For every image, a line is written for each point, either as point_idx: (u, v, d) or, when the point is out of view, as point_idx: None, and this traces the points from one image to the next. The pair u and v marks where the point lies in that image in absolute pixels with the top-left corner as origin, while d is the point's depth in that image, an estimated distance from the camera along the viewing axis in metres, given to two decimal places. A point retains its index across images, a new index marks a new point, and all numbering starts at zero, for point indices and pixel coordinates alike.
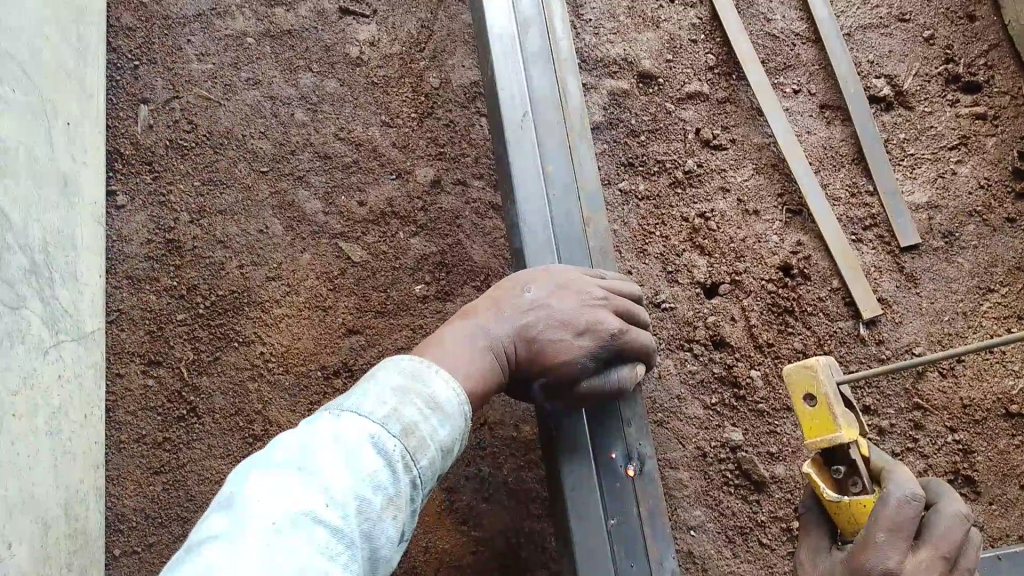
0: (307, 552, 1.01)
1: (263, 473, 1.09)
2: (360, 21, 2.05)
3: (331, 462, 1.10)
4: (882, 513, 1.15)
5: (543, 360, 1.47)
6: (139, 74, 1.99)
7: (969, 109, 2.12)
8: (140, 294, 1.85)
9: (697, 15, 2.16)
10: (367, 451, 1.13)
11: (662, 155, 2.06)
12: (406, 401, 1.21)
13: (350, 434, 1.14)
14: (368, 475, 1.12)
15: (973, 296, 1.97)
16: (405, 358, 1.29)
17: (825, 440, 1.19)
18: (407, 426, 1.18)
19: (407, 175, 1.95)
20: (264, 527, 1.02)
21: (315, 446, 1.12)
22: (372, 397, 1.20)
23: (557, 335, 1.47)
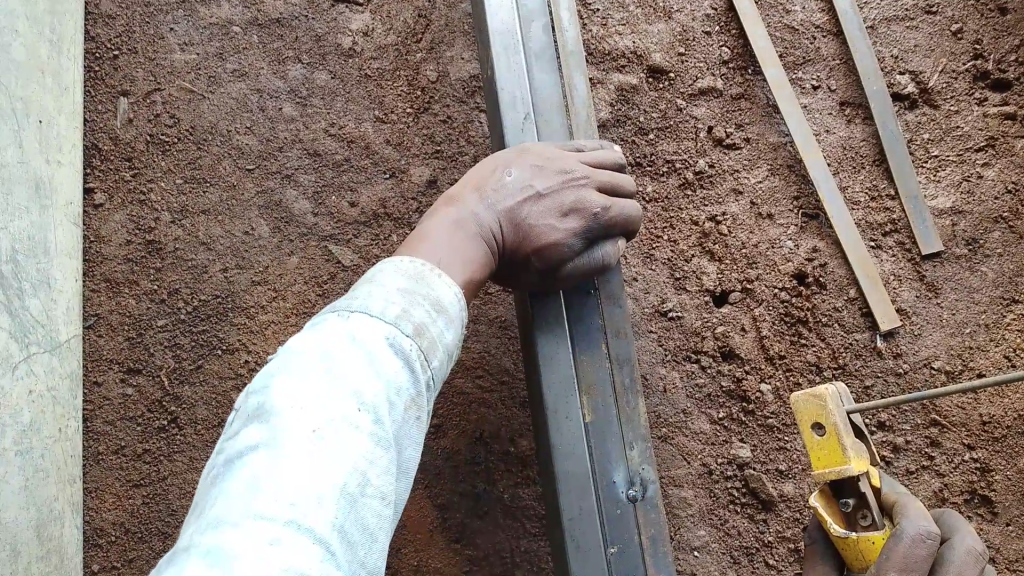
0: (349, 459, 0.97)
1: (284, 383, 1.01)
2: (354, 10, 1.94)
3: (355, 366, 1.03)
4: (893, 551, 1.06)
5: (535, 240, 1.47)
6: (119, 64, 1.88)
7: (997, 109, 2.00)
8: (119, 298, 1.76)
9: (711, 5, 2.04)
10: (386, 354, 1.06)
11: (671, 154, 1.96)
12: (414, 303, 1.13)
13: (366, 336, 1.06)
14: (392, 379, 1.06)
15: (997, 307, 1.86)
16: (406, 261, 1.20)
17: (834, 473, 1.10)
18: (420, 327, 1.12)
19: (402, 174, 1.85)
20: (299, 438, 0.96)
21: (332, 351, 1.04)
22: (378, 298, 1.12)
23: (543, 218, 1.47)
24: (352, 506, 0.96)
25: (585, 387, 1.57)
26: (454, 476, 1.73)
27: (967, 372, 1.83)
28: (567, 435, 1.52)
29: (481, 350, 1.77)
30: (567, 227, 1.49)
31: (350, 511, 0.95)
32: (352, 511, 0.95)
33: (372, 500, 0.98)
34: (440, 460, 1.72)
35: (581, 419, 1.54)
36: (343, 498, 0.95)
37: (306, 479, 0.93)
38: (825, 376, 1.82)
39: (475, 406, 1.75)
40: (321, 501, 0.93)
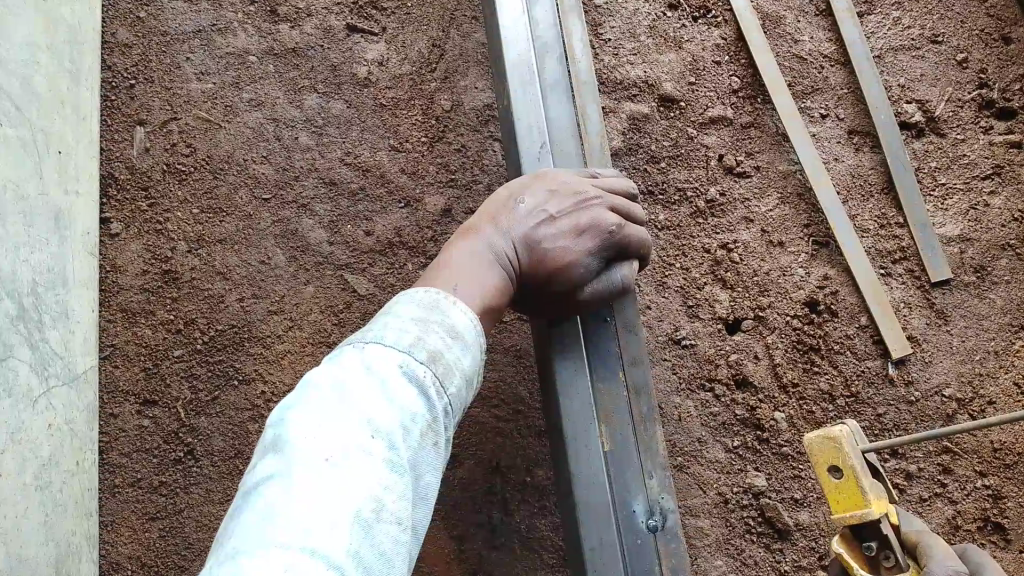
0: (364, 486, 0.98)
1: (301, 414, 1.04)
2: (369, 39, 1.96)
3: (368, 395, 1.05)
4: None
5: (549, 262, 1.46)
6: (135, 93, 1.90)
7: (1003, 137, 2.03)
8: (135, 328, 1.76)
9: (721, 35, 2.07)
10: (400, 381, 1.08)
11: (683, 182, 1.97)
12: (428, 331, 1.15)
13: (380, 365, 1.09)
14: (406, 405, 1.07)
15: (1006, 333, 1.88)
16: (421, 291, 1.22)
17: (854, 518, 1.08)
18: (434, 354, 1.13)
19: (416, 203, 1.85)
20: (313, 467, 0.98)
21: (347, 381, 1.07)
22: (392, 327, 1.14)
23: (557, 241, 1.47)
24: (367, 531, 0.96)
25: (603, 416, 1.57)
26: (471, 506, 1.74)
27: (977, 400, 1.84)
28: (587, 467, 1.53)
29: (497, 379, 1.79)
30: (581, 249, 1.48)
31: (365, 537, 0.96)
32: (366, 537, 0.96)
33: (387, 526, 0.99)
34: (458, 490, 1.73)
35: (601, 450, 1.55)
36: (358, 524, 0.95)
37: (319, 507, 0.94)
38: (838, 405, 1.83)
39: (491, 435, 1.76)
40: (334, 527, 0.94)
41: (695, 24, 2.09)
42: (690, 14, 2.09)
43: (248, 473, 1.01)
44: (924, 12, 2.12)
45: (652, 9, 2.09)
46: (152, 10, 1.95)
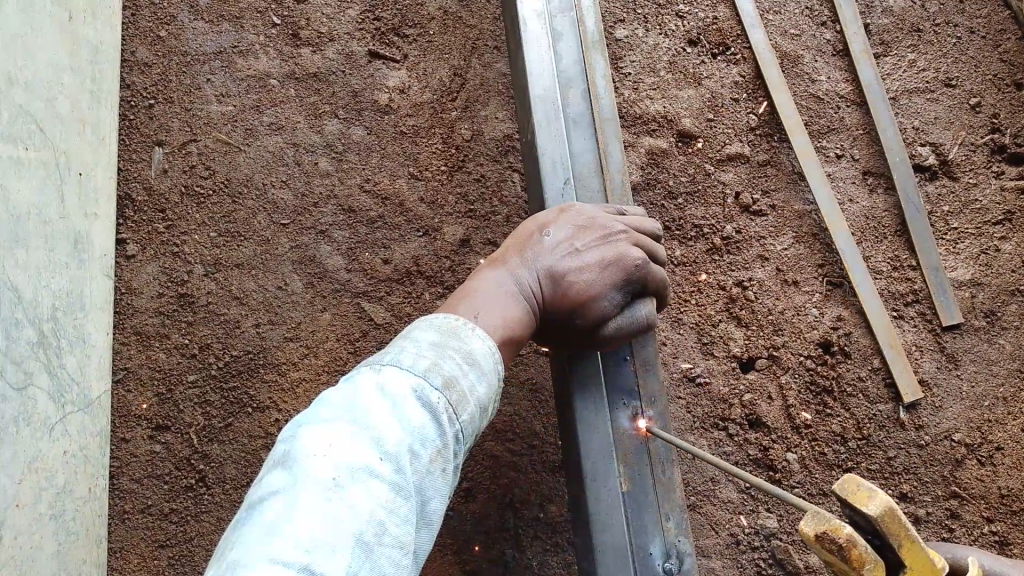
0: (367, 507, 0.96)
1: (311, 430, 1.01)
2: (391, 66, 1.96)
3: (382, 417, 1.03)
4: None
5: (574, 295, 1.45)
6: (154, 113, 1.87)
7: (1015, 182, 2.05)
8: (149, 352, 1.74)
9: (740, 73, 2.10)
10: (413, 405, 1.05)
11: (699, 219, 1.98)
12: (444, 356, 1.12)
13: (394, 387, 1.06)
14: (417, 428, 1.04)
15: (1014, 378, 1.89)
16: (441, 318, 1.20)
17: None
18: (449, 380, 1.10)
19: (435, 233, 1.85)
20: (320, 485, 0.95)
21: (360, 401, 1.04)
22: (408, 352, 1.11)
23: (583, 274, 1.46)
24: (369, 555, 0.94)
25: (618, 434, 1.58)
26: (483, 540, 1.73)
27: (985, 445, 1.85)
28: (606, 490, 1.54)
29: (511, 412, 1.79)
30: (604, 280, 1.47)
31: (365, 563, 0.93)
32: (368, 560, 0.93)
33: (389, 551, 0.96)
34: (471, 524, 1.72)
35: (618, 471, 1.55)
36: (358, 548, 0.93)
37: (321, 528, 0.92)
38: (850, 447, 1.84)
39: (504, 469, 1.75)
40: (335, 549, 0.91)
41: (715, 61, 2.10)
42: (710, 50, 2.11)
43: (256, 486, 0.99)
44: (939, 56, 2.15)
45: (673, 45, 2.11)
46: (173, 29, 1.93)
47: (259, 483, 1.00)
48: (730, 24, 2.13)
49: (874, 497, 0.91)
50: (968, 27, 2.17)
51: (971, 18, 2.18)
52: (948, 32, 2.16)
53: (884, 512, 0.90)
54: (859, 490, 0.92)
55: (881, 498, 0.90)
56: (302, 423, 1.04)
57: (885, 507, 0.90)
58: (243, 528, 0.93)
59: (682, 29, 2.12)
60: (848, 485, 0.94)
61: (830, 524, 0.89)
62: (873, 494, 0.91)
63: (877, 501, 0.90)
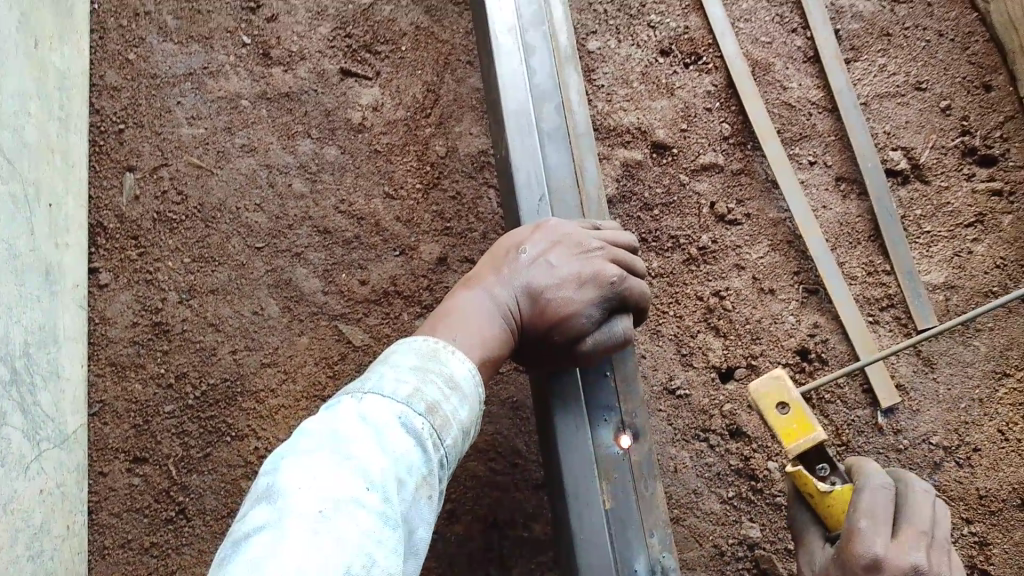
0: (356, 538, 0.94)
1: (295, 462, 1.00)
2: (363, 83, 1.95)
3: (366, 446, 1.02)
4: (858, 501, 1.21)
5: (553, 315, 1.46)
6: (124, 138, 1.85)
7: (986, 185, 2.07)
8: (125, 384, 1.72)
9: (712, 82, 2.10)
10: (397, 432, 1.04)
11: (676, 230, 1.99)
12: (426, 381, 1.11)
13: (377, 414, 1.05)
14: (402, 455, 1.03)
15: (990, 380, 1.90)
16: (420, 340, 1.19)
17: (807, 442, 1.23)
18: (432, 405, 1.09)
19: (412, 252, 1.85)
20: (308, 517, 0.94)
21: (344, 430, 1.03)
22: (389, 377, 1.10)
23: (562, 293, 1.47)
24: None
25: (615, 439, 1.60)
26: (468, 561, 1.72)
27: (962, 446, 1.87)
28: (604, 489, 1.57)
29: (492, 432, 1.78)
30: (583, 299, 1.48)
31: None
32: None
33: None
34: (455, 546, 1.72)
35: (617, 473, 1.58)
36: None
37: (311, 562, 0.90)
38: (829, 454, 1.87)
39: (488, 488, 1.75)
40: None
41: (688, 71, 2.11)
42: (682, 60, 2.11)
43: (239, 521, 0.97)
44: (909, 59, 2.17)
45: (645, 55, 2.11)
46: (141, 52, 1.90)
47: (241, 518, 0.98)
48: (701, 33, 2.12)
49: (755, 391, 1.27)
50: (937, 30, 2.19)
51: (940, 21, 2.19)
52: (916, 36, 2.18)
53: (759, 404, 1.26)
54: (765, 392, 1.26)
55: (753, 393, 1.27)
56: (285, 455, 1.03)
57: (761, 401, 1.27)
58: (228, 564, 0.90)
59: (654, 39, 2.12)
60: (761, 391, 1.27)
61: (782, 387, 1.25)
62: (756, 391, 1.27)
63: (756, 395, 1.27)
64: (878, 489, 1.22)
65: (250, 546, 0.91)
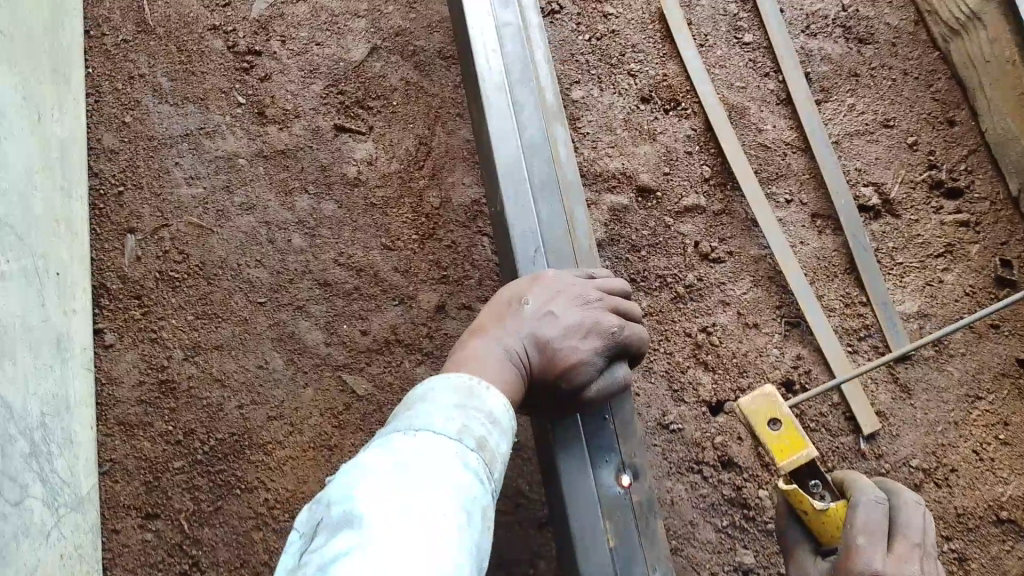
0: (447, 547, 1.02)
1: (377, 482, 1.08)
2: (358, 139, 2.01)
3: (438, 469, 1.12)
4: (854, 517, 1.26)
5: (558, 361, 1.54)
6: (124, 200, 1.90)
7: (952, 217, 2.19)
8: (134, 441, 1.76)
9: (692, 126, 2.19)
10: (460, 461, 1.15)
11: (662, 269, 2.08)
12: (471, 418, 1.24)
13: (438, 444, 1.16)
14: (467, 478, 1.14)
15: (964, 404, 2.01)
16: (453, 380, 1.31)
17: (797, 456, 1.32)
18: (480, 440, 1.21)
19: (410, 300, 1.91)
20: (407, 526, 1.02)
21: (414, 455, 1.13)
22: (438, 414, 1.22)
23: (566, 341, 1.55)
24: None
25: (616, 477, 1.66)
26: None
27: (940, 468, 1.97)
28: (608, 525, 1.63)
29: None
30: (586, 346, 1.56)
31: None
32: None
33: None
34: None
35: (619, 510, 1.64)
36: None
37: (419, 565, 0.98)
38: None
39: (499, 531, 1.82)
40: None
41: (667, 116, 2.20)
42: (662, 107, 2.21)
43: (332, 537, 1.02)
44: (878, 98, 2.30)
45: (627, 103, 2.21)
46: (139, 114, 1.97)
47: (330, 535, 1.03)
48: (679, 79, 2.23)
49: (745, 406, 1.38)
50: (902, 70, 2.32)
51: (904, 61, 2.33)
52: (883, 75, 2.32)
53: (751, 417, 1.37)
54: (757, 404, 1.37)
55: (744, 407, 1.38)
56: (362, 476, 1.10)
57: (752, 414, 1.38)
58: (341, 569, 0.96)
59: (634, 86, 2.23)
60: (752, 403, 1.38)
61: (771, 404, 1.36)
62: (747, 405, 1.38)
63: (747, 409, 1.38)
64: (874, 507, 1.27)
65: (360, 552, 0.97)
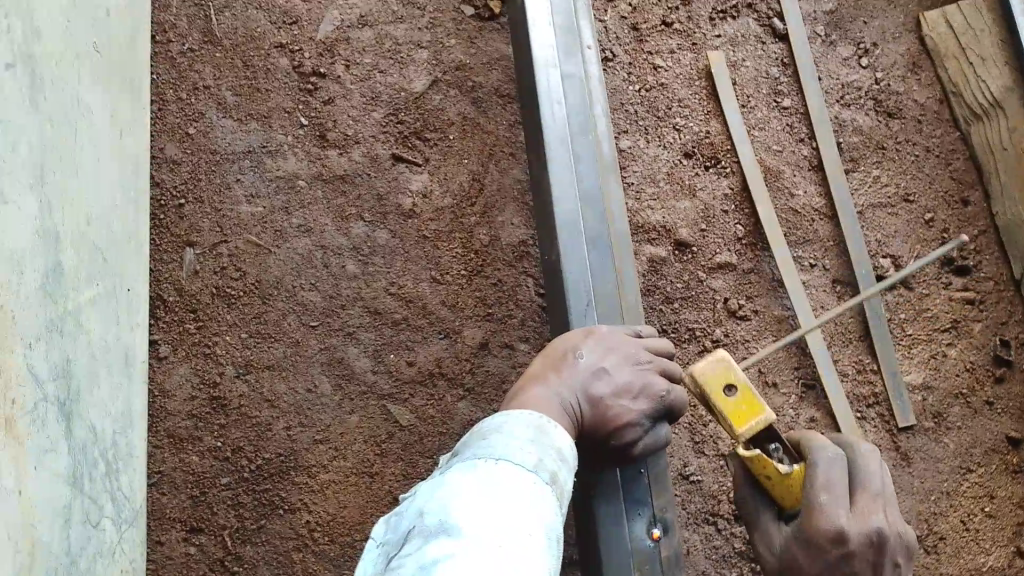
0: (531, 567, 1.10)
1: (462, 503, 1.16)
2: (414, 170, 2.05)
3: (519, 496, 1.19)
4: (815, 473, 1.39)
5: (609, 421, 1.63)
6: (184, 213, 1.97)
7: (961, 293, 2.32)
8: (184, 455, 1.85)
9: (729, 185, 2.29)
10: (537, 490, 1.22)
11: (692, 323, 2.17)
12: (545, 452, 1.31)
13: (518, 473, 1.23)
14: (545, 508, 1.21)
15: (956, 475, 2.18)
16: (527, 415, 1.38)
17: (755, 420, 1.43)
18: (553, 474, 1.28)
19: (456, 335, 1.97)
20: (492, 548, 1.09)
21: (495, 480, 1.20)
22: (517, 445, 1.29)
23: (618, 401, 1.63)
24: None
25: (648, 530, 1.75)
26: None
27: (931, 535, 2.13)
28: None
29: None
30: (636, 409, 1.65)
31: None
32: None
33: None
34: None
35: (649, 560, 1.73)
36: None
37: None
38: None
39: None
40: None
41: (707, 172, 2.29)
42: (703, 163, 2.29)
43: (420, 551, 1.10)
44: (900, 172, 2.39)
45: (670, 156, 2.28)
46: (202, 127, 2.01)
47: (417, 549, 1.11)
48: (720, 138, 2.32)
49: (697, 374, 1.48)
50: (924, 147, 2.42)
51: (928, 138, 2.42)
52: (908, 150, 2.41)
53: (704, 385, 1.47)
54: (710, 372, 1.47)
55: (694, 375, 1.48)
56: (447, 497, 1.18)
57: (704, 382, 1.47)
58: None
59: (678, 141, 2.30)
60: (704, 371, 1.48)
61: (724, 372, 1.47)
62: (698, 373, 1.48)
63: (698, 377, 1.48)
64: (831, 462, 1.40)
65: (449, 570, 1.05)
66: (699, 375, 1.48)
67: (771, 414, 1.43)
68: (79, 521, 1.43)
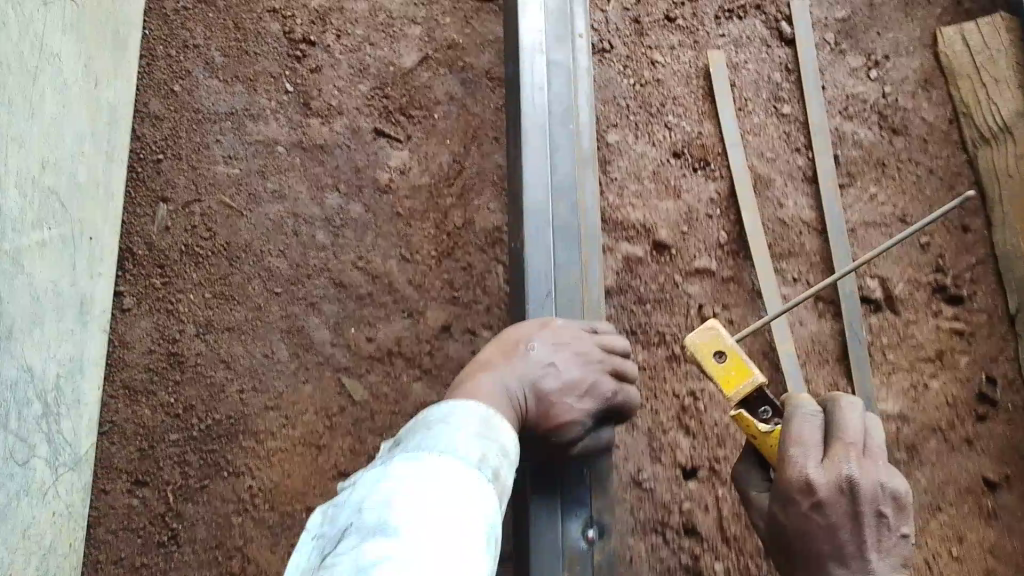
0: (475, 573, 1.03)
1: (403, 498, 1.08)
2: (394, 145, 2.03)
3: (462, 492, 1.12)
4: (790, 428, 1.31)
5: (554, 416, 1.59)
6: (162, 168, 2.00)
7: (948, 323, 2.16)
8: (135, 408, 1.88)
9: (716, 190, 2.23)
10: (481, 487, 1.16)
11: (663, 326, 2.13)
12: (489, 448, 1.24)
13: (461, 468, 1.16)
14: (488, 507, 1.14)
15: None
16: (473, 405, 1.31)
17: (742, 383, 1.39)
18: (496, 472, 1.22)
19: (419, 315, 1.94)
20: (435, 548, 1.02)
21: (439, 475, 1.13)
22: (460, 439, 1.22)
23: (565, 398, 1.60)
24: None
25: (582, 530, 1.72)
26: None
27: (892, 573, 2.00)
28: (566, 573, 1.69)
29: None
30: (582, 408, 1.62)
31: None
32: None
33: None
34: None
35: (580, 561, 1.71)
36: None
37: None
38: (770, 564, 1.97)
39: None
40: None
41: (695, 174, 2.24)
42: (692, 164, 2.25)
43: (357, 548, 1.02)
44: (898, 192, 2.27)
45: (658, 155, 2.26)
46: (187, 84, 2.05)
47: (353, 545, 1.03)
48: (712, 141, 2.26)
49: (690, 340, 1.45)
50: (927, 167, 2.29)
51: (932, 158, 2.30)
52: (910, 169, 2.29)
53: (693, 351, 1.44)
54: (701, 338, 1.43)
55: (688, 342, 1.45)
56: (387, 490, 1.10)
57: (695, 347, 1.44)
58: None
59: (669, 139, 2.27)
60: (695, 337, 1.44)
61: (714, 336, 1.43)
62: (691, 339, 1.45)
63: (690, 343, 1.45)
64: (808, 420, 1.32)
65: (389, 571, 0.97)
66: (690, 342, 1.45)
67: (759, 377, 1.39)
68: (14, 458, 1.48)
